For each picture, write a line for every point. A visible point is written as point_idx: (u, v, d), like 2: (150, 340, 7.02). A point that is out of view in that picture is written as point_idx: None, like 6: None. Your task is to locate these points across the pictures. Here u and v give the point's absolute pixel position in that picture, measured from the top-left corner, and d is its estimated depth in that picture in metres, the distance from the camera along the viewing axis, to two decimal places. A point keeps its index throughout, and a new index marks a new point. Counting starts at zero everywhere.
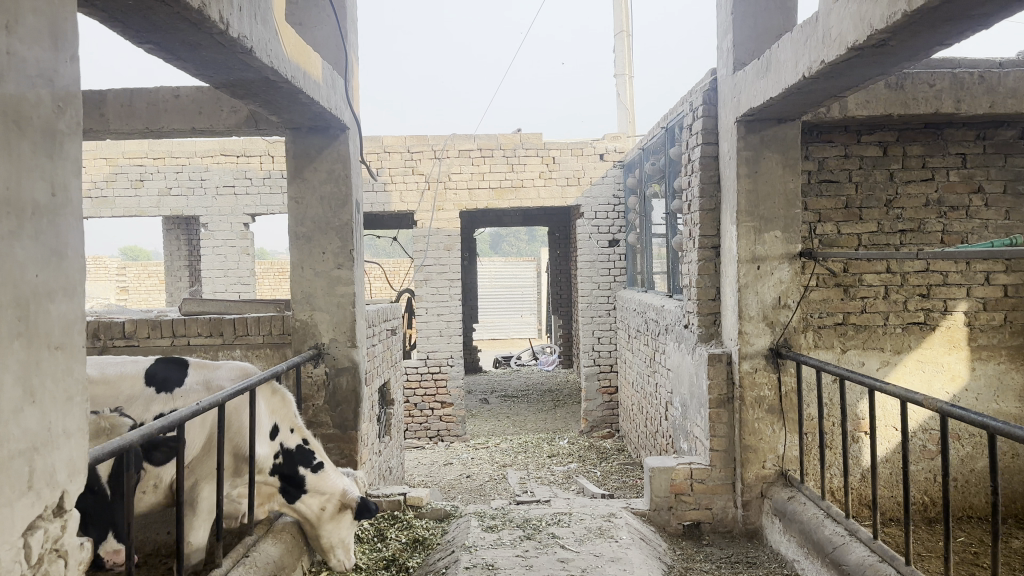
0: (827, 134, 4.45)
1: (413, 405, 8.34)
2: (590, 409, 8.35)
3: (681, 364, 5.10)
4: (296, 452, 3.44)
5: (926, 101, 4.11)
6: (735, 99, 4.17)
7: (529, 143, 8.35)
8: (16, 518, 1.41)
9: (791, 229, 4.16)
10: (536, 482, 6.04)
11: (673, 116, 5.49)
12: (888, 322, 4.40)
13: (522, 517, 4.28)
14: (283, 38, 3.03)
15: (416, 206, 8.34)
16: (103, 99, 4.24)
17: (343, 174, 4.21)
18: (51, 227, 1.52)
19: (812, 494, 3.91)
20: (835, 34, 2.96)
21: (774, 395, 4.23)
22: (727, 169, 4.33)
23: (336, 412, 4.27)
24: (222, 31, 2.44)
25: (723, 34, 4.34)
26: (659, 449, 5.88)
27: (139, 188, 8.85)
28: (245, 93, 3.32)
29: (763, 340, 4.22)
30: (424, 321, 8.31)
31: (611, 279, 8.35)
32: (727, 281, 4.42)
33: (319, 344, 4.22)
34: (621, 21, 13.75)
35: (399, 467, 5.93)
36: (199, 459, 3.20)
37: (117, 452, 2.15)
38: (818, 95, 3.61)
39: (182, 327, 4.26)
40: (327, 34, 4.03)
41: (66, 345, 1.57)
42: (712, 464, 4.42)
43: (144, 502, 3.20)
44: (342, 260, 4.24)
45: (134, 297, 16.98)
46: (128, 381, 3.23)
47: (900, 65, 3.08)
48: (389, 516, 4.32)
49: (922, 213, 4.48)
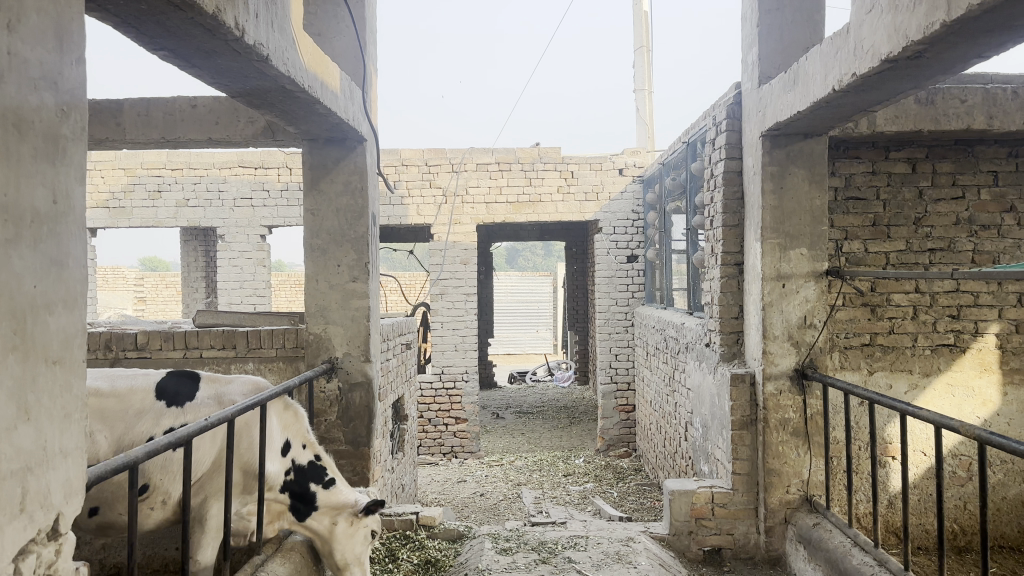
0: (854, 150, 4.35)
1: (427, 421, 8.25)
2: (607, 427, 8.22)
3: (703, 384, 4.98)
4: (308, 469, 3.36)
5: (957, 117, 3.99)
6: (760, 114, 4.08)
7: (548, 157, 8.29)
8: (6, 543, 1.33)
9: (817, 246, 4.05)
10: (551, 502, 5.92)
11: (695, 130, 5.41)
12: (916, 344, 4.27)
13: (538, 539, 4.16)
14: (301, 47, 2.98)
15: (433, 220, 8.29)
16: (120, 109, 4.21)
17: (359, 186, 4.15)
18: (52, 236, 1.46)
19: (838, 521, 3.77)
20: (868, 46, 2.87)
21: (799, 418, 4.10)
22: (751, 185, 4.23)
23: (349, 428, 4.18)
24: (237, 38, 2.38)
25: (748, 47, 4.25)
26: (678, 469, 5.75)
27: (156, 199, 8.85)
28: (261, 102, 3.27)
29: (788, 361, 4.10)
30: (439, 335, 8.24)
31: (629, 295, 8.24)
32: (750, 299, 4.31)
33: (332, 359, 4.15)
34: (641, 36, 13.66)
35: (412, 484, 5.83)
36: (208, 476, 3.12)
37: (122, 470, 2.07)
38: (848, 109, 3.51)
39: (195, 340, 4.20)
40: (347, 44, 3.99)
41: (65, 361, 1.49)
42: (734, 488, 4.29)
43: (151, 518, 3.13)
44: (357, 273, 4.17)
45: (152, 308, 17.14)
46: (139, 395, 3.16)
47: (933, 79, 2.98)
48: (401, 536, 4.22)
49: (952, 232, 4.35)
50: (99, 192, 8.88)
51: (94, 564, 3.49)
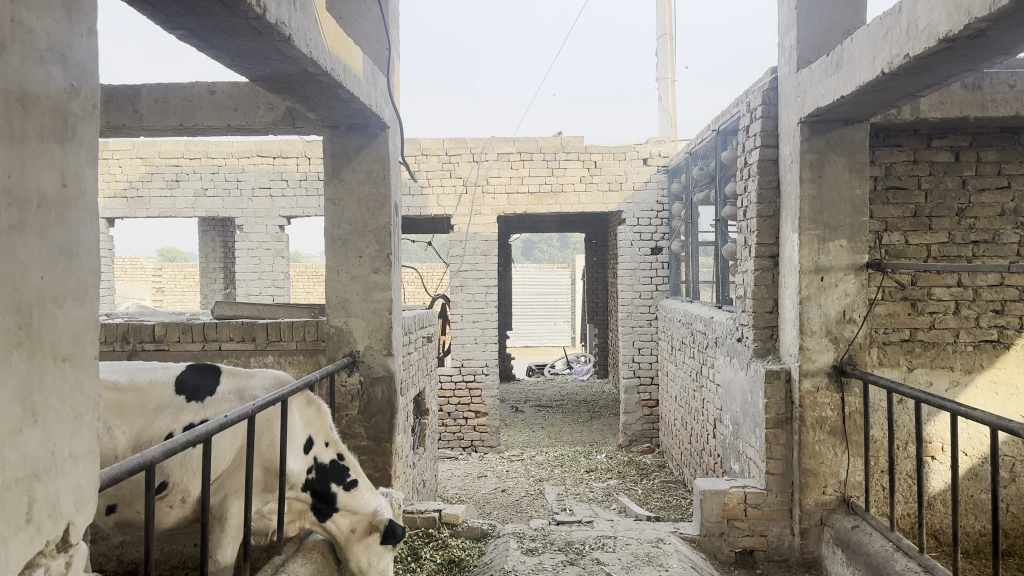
0: (894, 138, 4.16)
1: (446, 415, 8.15)
2: (630, 422, 8.08)
3: (733, 380, 4.84)
4: (329, 468, 3.26)
5: (1005, 103, 3.80)
6: (799, 99, 3.91)
7: (570, 147, 8.12)
8: (10, 556, 1.22)
9: (857, 237, 3.88)
10: (575, 499, 5.80)
11: (726, 118, 5.24)
12: (958, 340, 4.09)
13: (565, 539, 4.04)
14: (323, 28, 2.86)
15: (453, 210, 8.15)
16: (138, 95, 4.11)
17: (382, 175, 4.03)
18: (60, 222, 1.34)
19: (879, 524, 3.61)
20: (923, 25, 2.70)
21: (837, 416, 3.94)
22: (788, 174, 4.07)
23: (370, 424, 4.07)
24: (258, 15, 2.27)
25: (785, 30, 4.08)
26: (705, 467, 5.62)
27: (174, 188, 8.77)
28: (282, 86, 3.15)
29: (826, 357, 3.94)
30: (458, 327, 8.12)
31: (653, 288, 8.09)
32: (786, 292, 4.14)
33: (354, 352, 4.04)
34: (665, 24, 13.42)
35: (433, 479, 5.73)
36: (228, 473, 3.02)
37: (136, 472, 1.94)
38: (894, 94, 3.33)
39: (214, 332, 4.11)
40: (369, 28, 3.87)
41: (75, 359, 1.38)
42: (768, 488, 4.14)
43: (170, 516, 3.05)
44: (379, 264, 4.06)
45: (170, 298, 17.21)
46: (158, 389, 3.07)
47: (992, 60, 2.81)
48: (424, 534, 4.11)
49: (997, 223, 4.16)
50: (117, 180, 8.81)
51: (114, 561, 3.41)
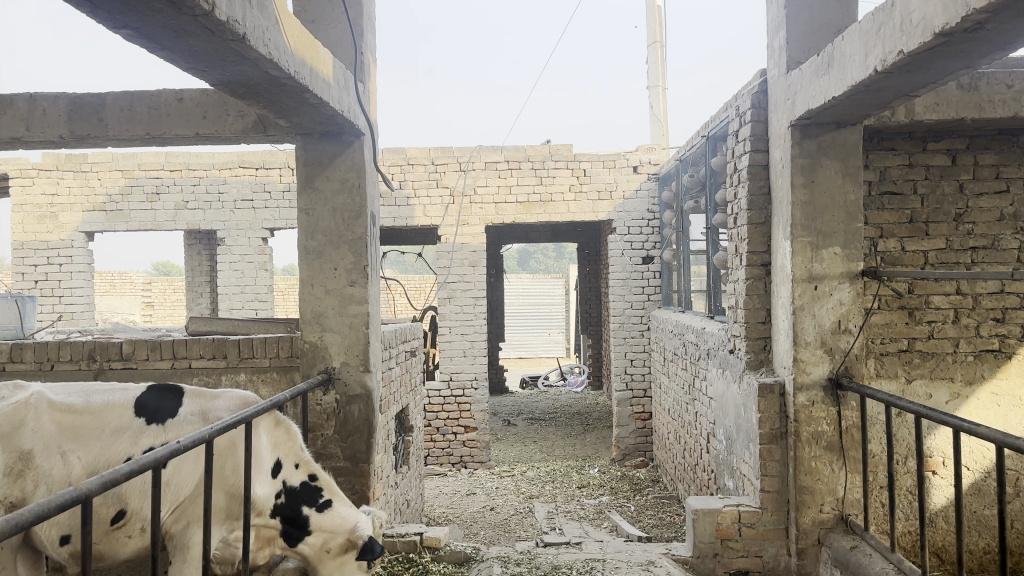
0: (888, 142, 4.02)
1: (435, 429, 7.97)
2: (623, 436, 7.90)
3: (726, 394, 4.68)
4: (301, 491, 3.08)
5: (1003, 103, 3.66)
6: (789, 102, 3.77)
7: (559, 155, 7.98)
8: None
9: (851, 244, 3.73)
10: (565, 518, 5.62)
11: (715, 123, 5.11)
12: (958, 349, 3.93)
13: (551, 563, 3.87)
14: (285, 29, 2.70)
15: (439, 221, 8.00)
16: (102, 103, 3.94)
17: (357, 184, 3.87)
18: None
19: (879, 545, 3.43)
20: (918, 19, 2.55)
21: (834, 430, 3.77)
22: (780, 180, 3.92)
23: (347, 443, 3.89)
24: (206, 12, 2.12)
25: (774, 31, 3.93)
26: (699, 483, 5.45)
27: (154, 202, 8.60)
28: (246, 92, 2.99)
29: (821, 369, 3.78)
30: (447, 340, 7.95)
31: (644, 298, 7.94)
32: (779, 302, 3.98)
33: (328, 369, 3.87)
34: (655, 30, 13.31)
35: (418, 498, 5.54)
36: (190, 500, 2.85)
37: (70, 506, 1.73)
38: (887, 94, 3.19)
39: (184, 349, 3.93)
40: (341, 32, 3.72)
41: None
42: (763, 507, 3.97)
43: (128, 546, 2.87)
44: (355, 277, 3.89)
45: (160, 312, 16.99)
46: (116, 412, 2.90)
47: (991, 56, 2.67)
48: (404, 559, 3.92)
49: (995, 228, 4.02)
50: (96, 194, 8.63)
51: None
